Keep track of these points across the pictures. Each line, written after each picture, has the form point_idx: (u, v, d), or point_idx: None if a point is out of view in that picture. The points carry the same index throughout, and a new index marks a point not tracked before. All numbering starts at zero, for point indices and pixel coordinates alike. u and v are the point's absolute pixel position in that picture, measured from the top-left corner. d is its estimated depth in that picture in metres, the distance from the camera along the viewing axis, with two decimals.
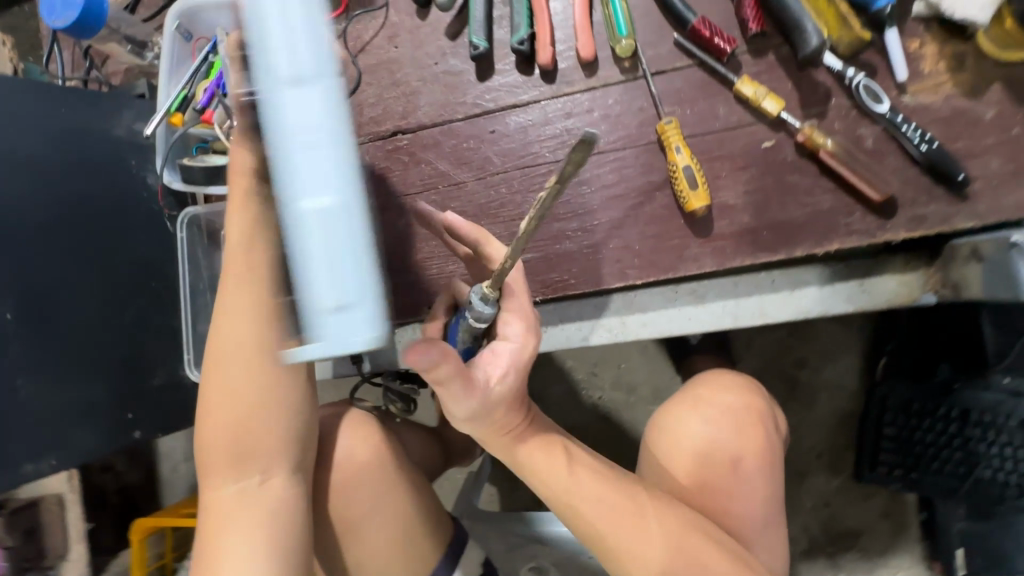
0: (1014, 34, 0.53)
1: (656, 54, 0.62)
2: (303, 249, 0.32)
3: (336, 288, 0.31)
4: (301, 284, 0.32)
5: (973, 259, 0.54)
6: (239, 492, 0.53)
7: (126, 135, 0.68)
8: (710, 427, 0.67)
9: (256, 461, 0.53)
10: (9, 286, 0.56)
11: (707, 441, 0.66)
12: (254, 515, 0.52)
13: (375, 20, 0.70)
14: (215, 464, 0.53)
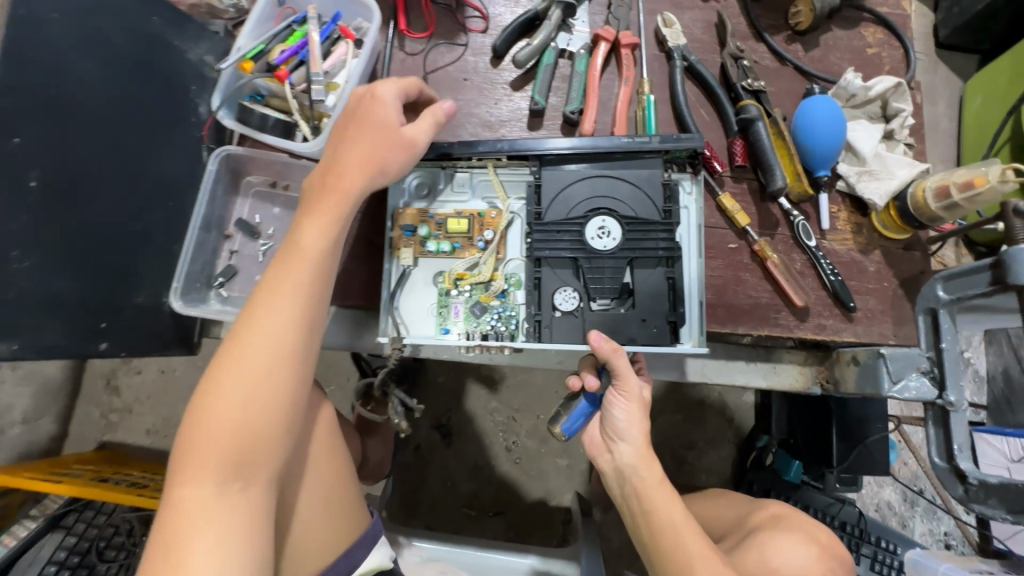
0: (894, 221, 0.77)
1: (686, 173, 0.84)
2: (630, 314, 0.65)
3: (638, 331, 0.64)
4: (635, 336, 0.64)
5: (852, 362, 0.74)
6: (218, 494, 0.53)
7: (197, 62, 0.70)
8: (798, 548, 0.68)
9: (251, 462, 0.54)
10: (48, 154, 0.54)
11: (793, 560, 0.67)
12: (229, 511, 0.52)
13: (452, 52, 0.82)
14: (201, 461, 0.53)
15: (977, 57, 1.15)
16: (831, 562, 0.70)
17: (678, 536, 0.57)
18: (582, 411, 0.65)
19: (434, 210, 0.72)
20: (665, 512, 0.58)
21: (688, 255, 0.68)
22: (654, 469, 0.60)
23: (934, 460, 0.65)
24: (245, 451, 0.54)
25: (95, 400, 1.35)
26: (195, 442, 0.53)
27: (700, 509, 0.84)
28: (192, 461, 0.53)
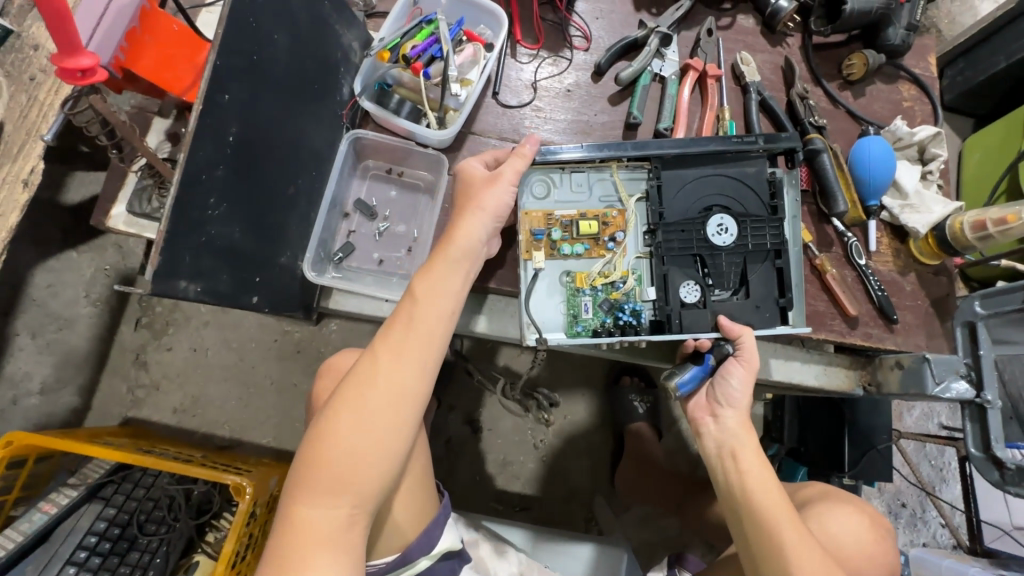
0: (930, 248, 0.89)
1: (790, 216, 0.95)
2: (748, 302, 0.76)
3: (754, 317, 0.75)
4: (752, 323, 0.75)
5: (896, 366, 0.85)
6: (324, 513, 0.57)
7: (345, 47, 0.76)
8: (851, 520, 0.77)
9: (355, 486, 0.58)
10: (243, 113, 0.58)
11: (846, 528, 0.75)
12: (329, 528, 0.57)
13: (559, 65, 0.90)
14: (314, 482, 0.58)
15: (972, 121, 1.34)
16: (878, 528, 0.79)
17: (762, 486, 0.66)
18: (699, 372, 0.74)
19: (559, 213, 0.78)
20: (749, 465, 0.68)
21: (793, 242, 0.77)
22: (749, 434, 0.71)
23: (971, 450, 0.77)
24: (358, 485, 0.58)
25: (121, 373, 1.32)
26: (311, 474, 0.58)
27: None
28: (308, 490, 0.58)
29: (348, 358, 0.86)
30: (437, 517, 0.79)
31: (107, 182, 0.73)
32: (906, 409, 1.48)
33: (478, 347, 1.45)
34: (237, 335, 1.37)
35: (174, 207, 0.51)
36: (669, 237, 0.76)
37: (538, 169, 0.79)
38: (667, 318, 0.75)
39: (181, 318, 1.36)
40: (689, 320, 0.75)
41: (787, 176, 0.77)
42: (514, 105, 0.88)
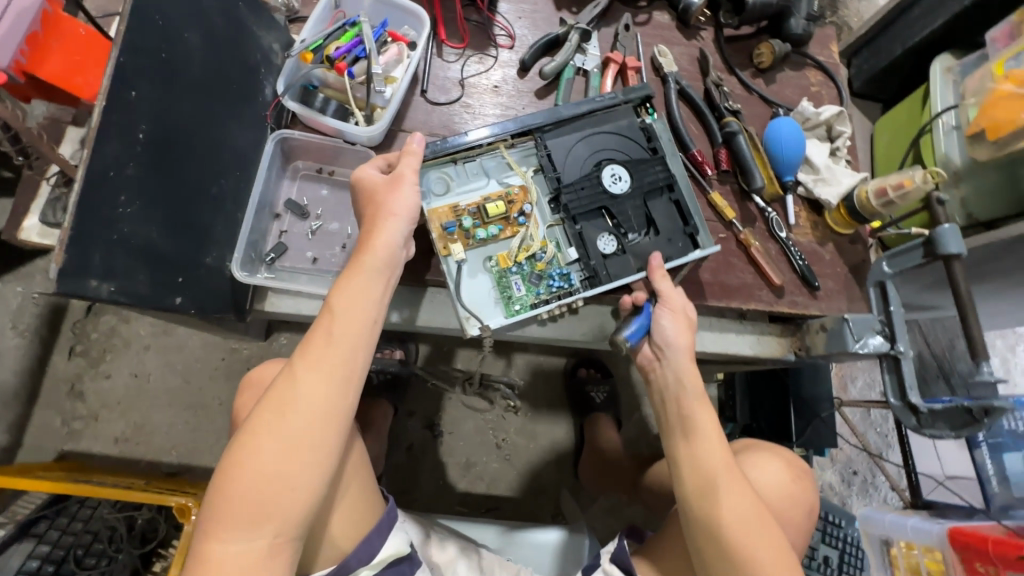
0: (844, 218, 0.95)
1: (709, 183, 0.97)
2: (662, 233, 0.82)
3: (671, 249, 0.82)
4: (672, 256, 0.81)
5: (820, 330, 0.90)
6: (242, 547, 0.56)
7: (266, 48, 0.76)
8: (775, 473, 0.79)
9: (273, 513, 0.57)
10: (154, 111, 0.58)
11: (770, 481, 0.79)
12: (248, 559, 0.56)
13: (485, 63, 0.93)
14: (230, 515, 0.56)
15: (880, 105, 1.45)
16: (796, 469, 0.82)
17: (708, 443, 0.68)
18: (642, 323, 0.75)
19: (463, 205, 0.82)
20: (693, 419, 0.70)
21: (680, 172, 0.84)
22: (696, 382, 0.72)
23: (892, 401, 0.80)
24: (277, 512, 0.57)
25: (55, 406, 1.25)
26: (229, 506, 0.57)
27: None
28: (225, 520, 0.56)
29: (269, 371, 0.85)
30: (380, 522, 0.76)
31: (19, 193, 0.70)
32: (849, 380, 1.57)
33: (434, 351, 1.44)
34: (181, 356, 1.32)
35: (78, 205, 0.51)
36: (573, 193, 0.81)
37: (432, 168, 0.82)
38: (596, 270, 0.79)
39: (120, 343, 1.30)
40: (614, 267, 0.80)
41: (657, 122, 0.85)
42: (443, 102, 0.89)
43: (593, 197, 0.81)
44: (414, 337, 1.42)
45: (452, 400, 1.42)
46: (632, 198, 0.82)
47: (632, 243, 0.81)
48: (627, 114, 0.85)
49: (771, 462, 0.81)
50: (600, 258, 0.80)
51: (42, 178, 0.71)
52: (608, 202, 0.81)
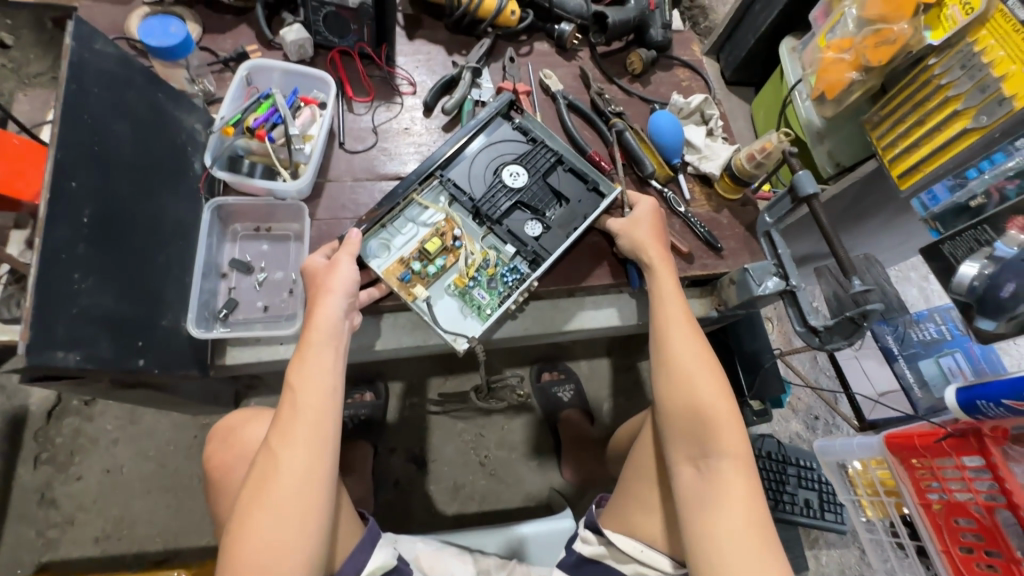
0: (730, 185, 1.09)
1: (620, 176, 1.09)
2: (571, 199, 0.96)
3: (585, 208, 0.96)
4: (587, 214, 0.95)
5: (730, 283, 1.02)
6: None
7: (190, 129, 0.85)
8: None
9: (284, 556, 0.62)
10: (95, 195, 0.65)
11: None
12: None
13: (393, 111, 1.04)
14: None
15: (754, 89, 1.65)
16: None
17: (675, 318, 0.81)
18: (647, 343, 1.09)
19: (406, 253, 0.89)
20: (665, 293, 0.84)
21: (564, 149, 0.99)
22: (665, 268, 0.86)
23: (797, 328, 0.92)
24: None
25: (28, 518, 1.23)
26: None
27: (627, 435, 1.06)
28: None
29: (235, 419, 0.88)
30: (362, 541, 0.81)
31: None
32: (791, 334, 1.71)
33: (403, 386, 1.50)
34: (152, 442, 1.33)
35: (39, 287, 0.57)
36: (487, 198, 0.93)
37: (369, 237, 0.89)
38: (535, 248, 0.92)
39: (87, 443, 1.30)
40: (548, 241, 0.93)
41: (527, 120, 1.00)
42: (360, 150, 0.99)
43: (507, 191, 0.94)
44: (382, 375, 1.48)
45: (430, 428, 1.47)
46: (535, 180, 0.96)
47: (553, 216, 0.95)
48: (501, 123, 1.00)
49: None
50: (537, 240, 0.93)
51: None
52: (520, 191, 0.95)
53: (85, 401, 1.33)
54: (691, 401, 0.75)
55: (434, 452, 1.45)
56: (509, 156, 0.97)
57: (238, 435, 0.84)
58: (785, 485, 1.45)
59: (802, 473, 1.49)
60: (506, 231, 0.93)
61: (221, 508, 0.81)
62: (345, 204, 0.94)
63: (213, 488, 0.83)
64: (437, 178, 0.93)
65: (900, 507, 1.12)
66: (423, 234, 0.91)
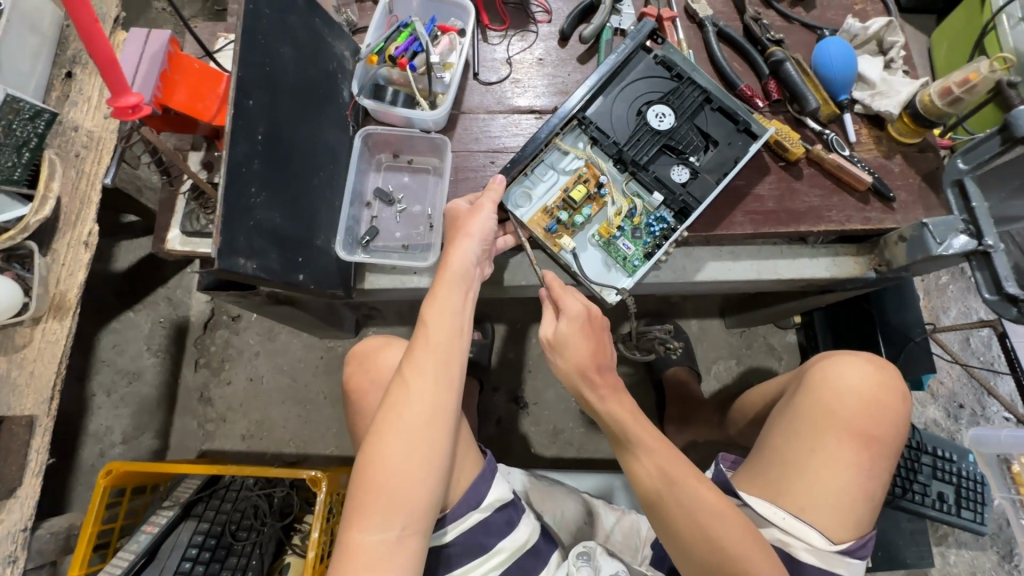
0: (908, 126, 0.93)
1: (774, 113, 0.98)
2: (722, 140, 0.88)
3: (742, 151, 0.87)
4: (741, 158, 0.87)
5: (900, 240, 0.89)
6: (381, 534, 0.60)
7: (339, 56, 0.87)
8: (852, 374, 0.76)
9: (400, 494, 0.61)
10: (268, 115, 0.69)
11: (849, 386, 0.75)
12: (386, 549, 0.60)
13: (527, 40, 0.99)
14: (371, 508, 0.61)
15: (934, 17, 1.40)
16: (874, 359, 0.80)
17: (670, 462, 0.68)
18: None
19: (550, 202, 0.88)
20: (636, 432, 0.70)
21: (715, 85, 0.90)
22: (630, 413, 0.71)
23: (985, 296, 0.80)
24: (404, 506, 0.61)
25: (190, 412, 1.43)
26: (366, 499, 0.61)
27: (752, 394, 0.99)
28: (364, 518, 0.61)
29: (370, 343, 0.88)
30: (481, 471, 0.78)
31: (161, 213, 0.85)
32: (941, 309, 1.49)
33: (508, 329, 1.52)
34: (287, 358, 1.48)
35: (224, 198, 0.62)
36: (630, 142, 0.88)
37: (513, 184, 0.88)
38: (687, 197, 0.86)
39: (235, 353, 1.47)
40: (698, 189, 0.87)
41: (669, 51, 0.90)
42: (494, 80, 0.96)
43: (654, 133, 0.88)
44: (489, 317, 1.51)
45: (532, 373, 1.49)
46: (682, 120, 0.89)
47: (702, 164, 0.88)
48: (643, 57, 0.91)
49: (865, 366, 0.77)
50: (691, 189, 0.87)
51: (179, 194, 0.85)
52: (669, 134, 0.88)
53: (233, 317, 1.50)
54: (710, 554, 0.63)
55: (535, 395, 1.47)
56: (655, 93, 0.89)
57: (373, 360, 0.84)
58: (917, 474, 1.23)
59: (941, 463, 1.27)
60: (652, 177, 0.87)
61: (361, 430, 0.81)
62: (477, 136, 0.93)
63: (349, 409, 0.84)
64: (580, 125, 0.89)
65: None
66: (566, 178, 0.89)
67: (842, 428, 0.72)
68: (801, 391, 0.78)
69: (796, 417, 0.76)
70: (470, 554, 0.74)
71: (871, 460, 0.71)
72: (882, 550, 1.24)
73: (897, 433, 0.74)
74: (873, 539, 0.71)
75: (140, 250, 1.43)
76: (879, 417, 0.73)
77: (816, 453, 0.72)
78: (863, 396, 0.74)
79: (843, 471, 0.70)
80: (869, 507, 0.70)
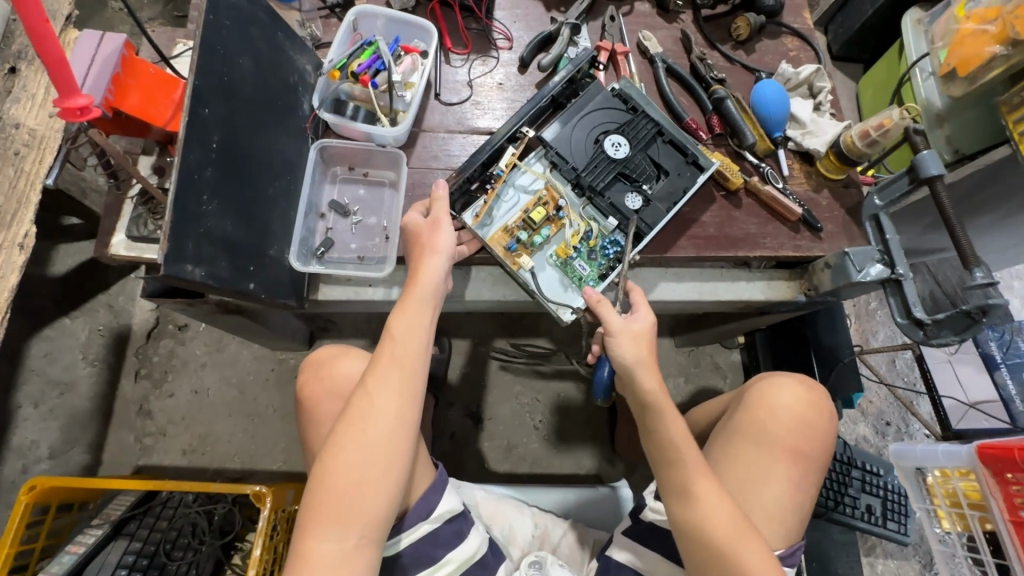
0: (834, 164, 1.02)
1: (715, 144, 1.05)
2: (672, 168, 0.94)
3: (689, 180, 0.93)
4: (689, 187, 0.93)
5: (825, 267, 0.96)
6: (334, 543, 0.60)
7: (301, 70, 0.88)
8: (786, 395, 0.81)
9: (358, 502, 0.61)
10: (223, 123, 0.70)
11: (783, 406, 0.80)
12: (339, 558, 0.59)
13: (488, 65, 1.03)
14: (323, 516, 0.61)
15: (861, 66, 1.55)
16: (809, 381, 0.85)
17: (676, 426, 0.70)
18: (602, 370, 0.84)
19: (510, 222, 0.91)
20: (667, 418, 0.71)
21: (666, 118, 0.96)
22: (660, 387, 0.73)
23: (897, 320, 0.87)
24: (359, 515, 0.61)
25: (127, 425, 1.36)
26: (319, 508, 0.61)
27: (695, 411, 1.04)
28: (320, 529, 0.60)
29: (329, 350, 0.85)
30: (435, 481, 0.78)
31: (105, 217, 0.82)
32: (869, 332, 1.61)
33: (465, 343, 1.53)
34: (235, 370, 1.43)
35: (174, 204, 0.61)
36: (585, 170, 0.92)
37: (472, 206, 0.91)
38: (637, 224, 0.91)
39: (179, 364, 1.42)
40: (649, 216, 0.92)
41: (625, 85, 0.96)
42: (454, 102, 0.99)
43: (610, 163, 0.93)
44: (446, 332, 1.52)
45: (488, 388, 1.50)
46: (634, 151, 0.94)
47: (654, 193, 0.93)
48: (599, 89, 0.96)
49: (797, 387, 0.82)
50: (643, 216, 0.91)
51: (126, 198, 0.83)
52: (622, 164, 0.93)
53: (180, 326, 1.44)
54: (703, 534, 0.65)
55: (491, 409, 1.48)
56: (611, 123, 0.95)
57: (328, 369, 0.81)
58: (847, 488, 1.33)
59: (868, 477, 1.37)
60: (608, 204, 0.92)
61: (313, 438, 0.79)
62: (436, 154, 0.95)
63: (302, 416, 0.81)
64: (538, 156, 0.94)
65: (983, 522, 1.05)
66: (522, 199, 0.93)
67: (775, 445, 0.77)
68: (740, 410, 0.82)
69: (733, 434, 0.80)
70: (418, 566, 0.74)
71: (801, 475, 0.77)
72: (816, 560, 1.31)
73: (825, 452, 0.79)
74: (802, 548, 0.76)
75: (81, 254, 1.37)
76: (809, 437, 0.79)
77: (751, 467, 0.76)
78: (795, 415, 0.79)
79: (776, 484, 0.75)
80: (797, 518, 0.75)
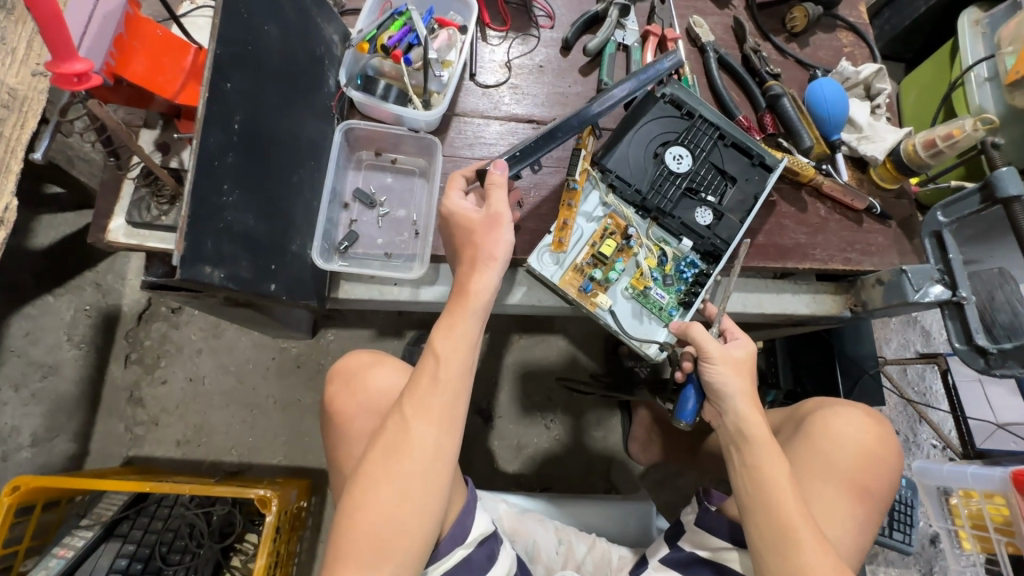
0: (891, 172, 0.96)
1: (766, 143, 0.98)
2: (734, 174, 0.87)
3: (758, 188, 0.86)
4: (756, 197, 0.86)
5: (877, 283, 0.91)
6: None
7: (328, 40, 0.79)
8: (852, 426, 0.76)
9: (395, 541, 0.55)
10: (246, 101, 0.61)
11: (848, 437, 0.75)
12: None
13: (529, 45, 0.94)
14: (355, 554, 0.55)
15: (902, 65, 1.48)
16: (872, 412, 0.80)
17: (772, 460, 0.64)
18: (692, 397, 0.77)
19: (579, 259, 0.84)
20: (769, 454, 0.64)
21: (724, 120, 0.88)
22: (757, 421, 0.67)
23: (955, 344, 0.83)
24: (396, 555, 0.55)
25: (117, 413, 1.28)
26: (349, 544, 0.55)
27: None
28: (349, 567, 0.54)
29: (356, 359, 0.79)
30: (467, 502, 0.74)
31: (101, 198, 0.73)
32: (884, 340, 1.57)
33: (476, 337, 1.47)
34: (233, 358, 1.35)
35: (192, 195, 0.53)
36: (653, 186, 0.85)
37: (538, 249, 0.84)
38: (717, 245, 0.84)
39: (172, 349, 1.34)
40: (723, 230, 0.85)
41: (675, 88, 0.88)
42: (492, 84, 0.90)
43: (678, 175, 0.86)
44: None
45: (499, 385, 1.44)
46: (695, 159, 0.86)
47: (716, 204, 0.86)
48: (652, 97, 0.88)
49: (862, 419, 0.77)
50: (714, 229, 0.85)
51: (126, 178, 0.74)
52: (689, 175, 0.86)
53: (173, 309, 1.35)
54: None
55: (502, 407, 1.43)
56: (668, 127, 0.87)
57: (361, 380, 0.75)
58: None
59: None
60: (681, 222, 0.85)
61: (338, 452, 0.73)
62: (471, 142, 0.87)
63: (329, 429, 0.75)
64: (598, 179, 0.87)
65: (1008, 546, 1.03)
66: (592, 227, 0.86)
67: (841, 480, 0.72)
68: (799, 437, 0.78)
69: (791, 462, 0.76)
70: None
71: (863, 512, 0.72)
72: None
73: (891, 489, 0.75)
74: None
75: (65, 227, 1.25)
76: (876, 473, 0.74)
77: (815, 502, 0.71)
78: (861, 449, 0.75)
79: (842, 521, 0.70)
80: (857, 558, 0.71)
